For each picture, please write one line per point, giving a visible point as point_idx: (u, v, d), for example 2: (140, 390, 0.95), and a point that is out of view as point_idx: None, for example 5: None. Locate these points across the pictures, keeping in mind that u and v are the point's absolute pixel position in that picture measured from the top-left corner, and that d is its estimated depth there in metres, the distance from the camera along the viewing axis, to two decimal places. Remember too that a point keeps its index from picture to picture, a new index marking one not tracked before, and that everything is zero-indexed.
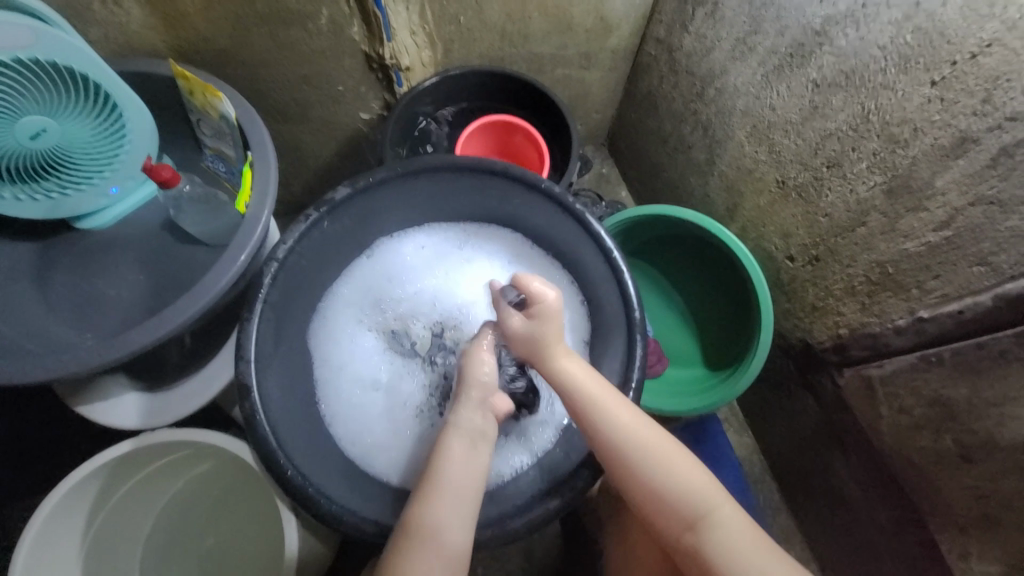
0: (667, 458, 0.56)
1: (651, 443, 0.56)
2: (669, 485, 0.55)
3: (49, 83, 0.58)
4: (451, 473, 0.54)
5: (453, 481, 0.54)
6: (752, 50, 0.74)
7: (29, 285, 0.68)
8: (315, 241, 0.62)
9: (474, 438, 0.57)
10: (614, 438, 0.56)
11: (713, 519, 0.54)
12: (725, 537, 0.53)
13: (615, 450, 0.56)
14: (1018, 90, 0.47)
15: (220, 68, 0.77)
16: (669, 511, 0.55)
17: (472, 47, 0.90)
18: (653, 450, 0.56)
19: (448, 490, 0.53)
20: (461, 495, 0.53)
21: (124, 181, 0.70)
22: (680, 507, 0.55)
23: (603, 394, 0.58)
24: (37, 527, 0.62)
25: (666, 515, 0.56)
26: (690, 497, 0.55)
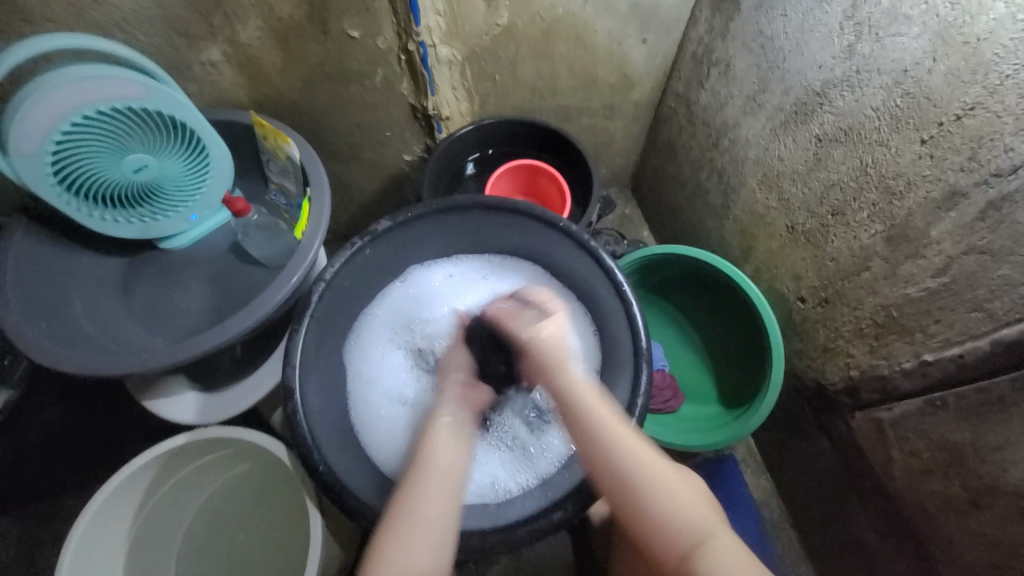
0: (671, 486, 0.55)
1: (655, 468, 0.56)
2: (670, 512, 0.54)
3: (151, 126, 0.70)
4: (438, 459, 0.58)
5: (439, 469, 0.58)
6: (761, 106, 0.80)
7: (115, 294, 0.79)
8: (358, 266, 0.72)
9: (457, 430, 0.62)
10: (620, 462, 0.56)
11: (714, 547, 0.52)
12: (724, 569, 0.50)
13: (621, 472, 0.56)
14: (1001, 149, 0.51)
15: (288, 116, 0.90)
16: (669, 537, 0.53)
17: (506, 100, 1.01)
18: (660, 477, 0.56)
19: (433, 480, 0.57)
20: (445, 478, 0.57)
21: (203, 209, 0.82)
22: (682, 535, 0.53)
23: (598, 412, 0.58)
24: (98, 506, 0.69)
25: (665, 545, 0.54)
26: (691, 524, 0.53)
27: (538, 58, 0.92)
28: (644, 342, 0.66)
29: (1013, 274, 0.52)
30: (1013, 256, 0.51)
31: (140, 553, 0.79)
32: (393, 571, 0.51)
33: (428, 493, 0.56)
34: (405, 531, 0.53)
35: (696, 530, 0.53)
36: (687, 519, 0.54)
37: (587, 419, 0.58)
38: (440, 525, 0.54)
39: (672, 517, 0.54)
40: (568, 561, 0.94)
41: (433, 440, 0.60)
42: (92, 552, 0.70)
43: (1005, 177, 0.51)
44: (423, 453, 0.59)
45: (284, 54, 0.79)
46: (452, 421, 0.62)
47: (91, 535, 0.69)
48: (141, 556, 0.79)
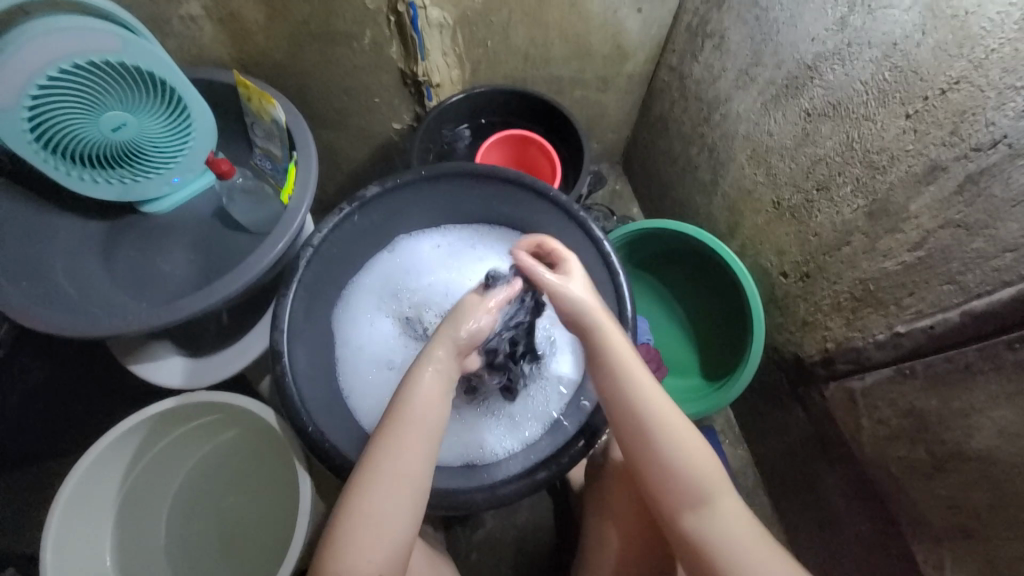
0: (692, 440, 0.58)
1: (679, 424, 0.58)
2: (685, 466, 0.57)
3: (130, 83, 0.67)
4: (419, 414, 0.55)
5: (418, 423, 0.55)
6: (753, 80, 0.80)
7: (96, 258, 0.78)
8: (346, 232, 0.71)
9: (444, 384, 0.57)
10: (649, 413, 0.58)
11: (719, 506, 0.57)
12: (724, 523, 0.56)
13: (639, 422, 0.58)
14: (982, 123, 0.52)
15: (272, 78, 0.87)
16: (681, 490, 0.57)
17: (498, 68, 0.99)
18: (681, 432, 0.58)
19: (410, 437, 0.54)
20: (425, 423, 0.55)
21: (185, 172, 0.80)
22: (692, 487, 0.57)
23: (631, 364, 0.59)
24: (84, 468, 0.69)
25: (672, 492, 0.57)
26: (702, 477, 0.57)
27: (531, 25, 0.90)
28: (630, 312, 0.68)
29: (986, 247, 0.54)
30: (986, 230, 0.53)
31: (128, 514, 0.79)
32: (365, 520, 0.51)
33: (404, 446, 0.54)
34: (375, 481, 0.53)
35: (707, 484, 0.57)
36: (699, 473, 0.57)
37: (617, 372, 0.59)
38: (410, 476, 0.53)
39: (685, 468, 0.57)
40: (550, 525, 0.97)
41: (417, 393, 0.56)
42: (79, 512, 0.71)
43: (986, 152, 0.52)
44: (409, 399, 0.56)
45: (268, 11, 0.76)
46: (440, 372, 0.57)
47: (78, 496, 0.70)
48: (129, 517, 0.80)
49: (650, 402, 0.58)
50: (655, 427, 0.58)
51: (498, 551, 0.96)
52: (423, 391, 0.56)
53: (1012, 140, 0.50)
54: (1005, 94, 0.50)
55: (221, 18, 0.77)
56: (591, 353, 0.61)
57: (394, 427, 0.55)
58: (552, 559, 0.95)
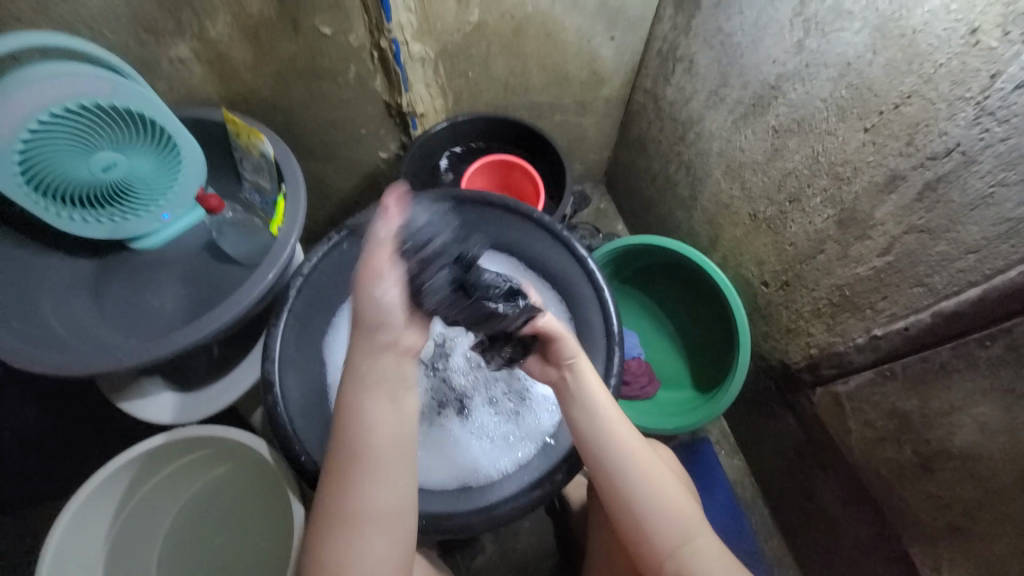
0: (664, 481, 0.57)
1: (653, 466, 0.57)
2: (662, 506, 0.55)
3: (121, 125, 0.69)
4: (370, 436, 0.49)
5: (380, 449, 0.50)
6: (723, 100, 0.84)
7: (86, 297, 0.78)
8: (337, 260, 0.72)
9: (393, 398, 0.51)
10: (619, 455, 0.57)
11: (700, 546, 0.53)
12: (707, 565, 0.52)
13: (613, 459, 0.57)
14: (935, 133, 0.55)
15: (261, 115, 0.90)
16: (660, 533, 0.54)
17: (480, 97, 1.03)
18: (653, 474, 0.57)
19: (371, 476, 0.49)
20: (381, 454, 0.50)
21: (175, 208, 0.81)
22: (667, 530, 0.54)
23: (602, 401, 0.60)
24: (73, 512, 0.68)
25: (648, 540, 0.55)
26: (677, 521, 0.54)
27: (509, 55, 0.94)
28: (616, 325, 0.70)
29: (950, 249, 0.56)
30: (948, 233, 0.56)
31: (120, 557, 0.78)
32: (347, 569, 0.47)
33: (370, 478, 0.49)
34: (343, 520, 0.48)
35: (685, 526, 0.54)
36: (676, 514, 0.55)
37: (587, 407, 0.59)
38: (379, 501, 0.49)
39: (659, 511, 0.55)
40: (551, 547, 0.96)
41: (367, 417, 0.50)
42: (70, 558, 0.69)
43: (940, 160, 0.55)
44: (357, 434, 0.49)
45: (256, 51, 0.79)
46: (391, 390, 0.51)
47: (67, 541, 0.68)
48: (121, 561, 0.78)
49: (620, 443, 0.58)
50: (627, 470, 0.57)
51: None
52: (371, 420, 0.50)
53: (963, 148, 0.53)
54: (954, 106, 0.53)
55: (209, 59, 0.79)
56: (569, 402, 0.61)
57: (349, 469, 0.49)
58: None
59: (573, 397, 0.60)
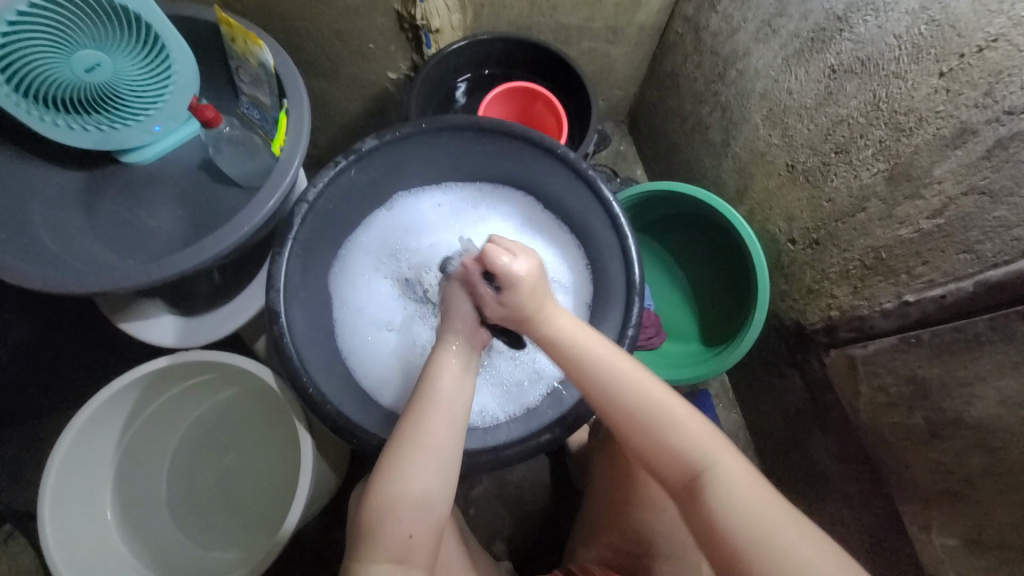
0: (677, 415, 0.54)
1: (657, 399, 0.54)
2: (677, 436, 0.54)
3: (102, 19, 0.61)
4: (437, 425, 0.53)
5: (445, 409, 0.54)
6: (775, 33, 0.75)
7: (77, 211, 0.73)
8: (343, 187, 0.67)
9: (463, 367, 0.57)
10: (626, 399, 0.54)
11: (719, 469, 0.52)
12: (729, 488, 0.51)
13: (616, 401, 0.55)
14: (1017, 84, 0.49)
15: (259, 19, 0.80)
16: (678, 462, 0.54)
17: (502, 13, 0.93)
18: (664, 411, 0.54)
19: (429, 444, 0.52)
20: (442, 447, 0.52)
21: (166, 120, 0.74)
22: (684, 460, 0.53)
23: (589, 345, 0.56)
24: (79, 426, 0.68)
25: (668, 469, 0.55)
26: (694, 449, 0.53)
27: None
28: (638, 275, 0.66)
29: (1009, 216, 0.52)
30: (1011, 198, 0.52)
31: (128, 469, 0.80)
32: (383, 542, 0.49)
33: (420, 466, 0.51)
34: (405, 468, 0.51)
35: (702, 450, 0.53)
36: (692, 441, 0.53)
37: (575, 356, 0.55)
38: (441, 455, 0.52)
39: (676, 442, 0.54)
40: (546, 483, 1.00)
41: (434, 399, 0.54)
42: (77, 467, 0.70)
43: (1019, 116, 0.50)
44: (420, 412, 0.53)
45: None
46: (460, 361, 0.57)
47: (73, 454, 0.69)
48: (128, 471, 0.80)
49: (624, 387, 0.54)
50: (636, 410, 0.54)
51: (495, 508, 0.98)
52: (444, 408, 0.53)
53: None
54: None
55: None
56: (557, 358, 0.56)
57: (408, 444, 0.52)
58: (547, 515, 0.98)
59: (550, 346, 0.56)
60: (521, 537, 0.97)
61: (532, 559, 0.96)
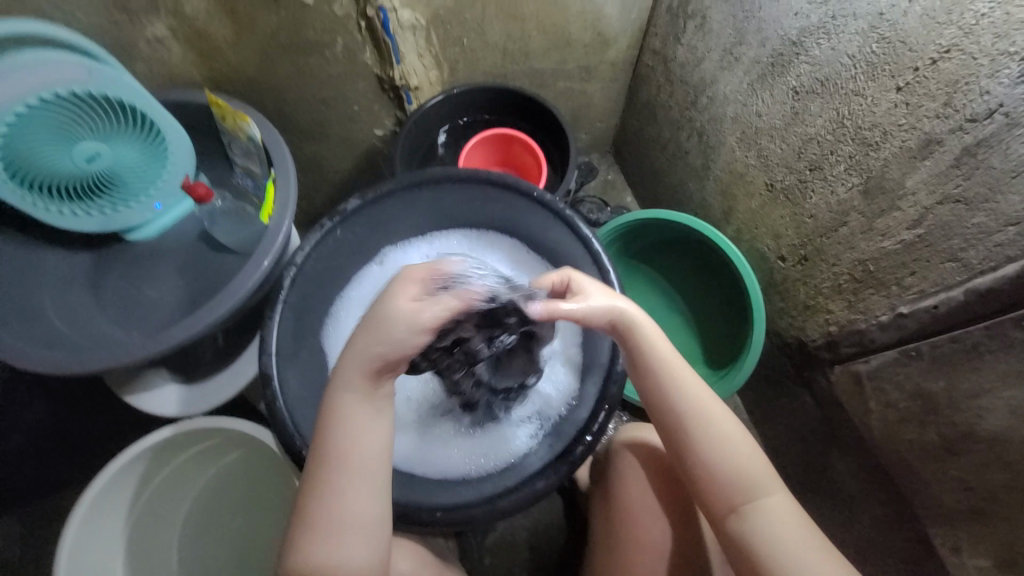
0: (741, 448, 0.55)
1: (723, 423, 0.56)
2: (730, 462, 0.55)
3: (101, 113, 0.66)
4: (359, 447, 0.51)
5: (360, 461, 0.51)
6: (738, 60, 0.77)
7: (86, 290, 0.77)
8: (330, 248, 0.70)
9: (372, 412, 0.52)
10: (689, 413, 0.56)
11: (765, 505, 0.53)
12: (770, 523, 0.53)
13: (682, 415, 0.57)
14: (976, 92, 0.50)
15: (248, 95, 0.86)
16: (725, 488, 0.55)
17: (477, 66, 0.97)
18: (727, 439, 0.56)
19: (355, 464, 0.51)
20: (365, 462, 0.52)
21: (166, 197, 0.78)
22: (733, 489, 0.54)
23: (672, 362, 0.58)
24: (87, 502, 0.69)
25: (711, 490, 0.55)
26: (748, 482, 0.54)
27: (506, 19, 0.88)
28: None
29: (988, 222, 0.52)
30: (987, 204, 0.51)
31: (140, 540, 0.80)
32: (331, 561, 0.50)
33: (350, 486, 0.51)
34: (321, 531, 0.50)
35: (754, 482, 0.54)
36: (745, 470, 0.55)
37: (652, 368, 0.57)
38: (362, 478, 0.51)
39: (728, 467, 0.55)
40: (561, 524, 0.97)
41: (347, 416, 0.52)
42: (88, 543, 0.71)
43: (981, 123, 0.50)
44: (336, 439, 0.51)
45: (235, 26, 0.74)
46: (363, 401, 0.52)
47: (84, 530, 0.70)
48: (140, 542, 0.80)
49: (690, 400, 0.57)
50: (697, 431, 0.56)
51: (509, 553, 0.95)
52: (359, 424, 0.52)
53: (1008, 109, 0.48)
54: (998, 61, 0.47)
55: (188, 38, 0.75)
56: (634, 362, 0.58)
57: (336, 466, 0.51)
58: (564, 558, 0.95)
59: (631, 352, 0.58)
60: None
61: None
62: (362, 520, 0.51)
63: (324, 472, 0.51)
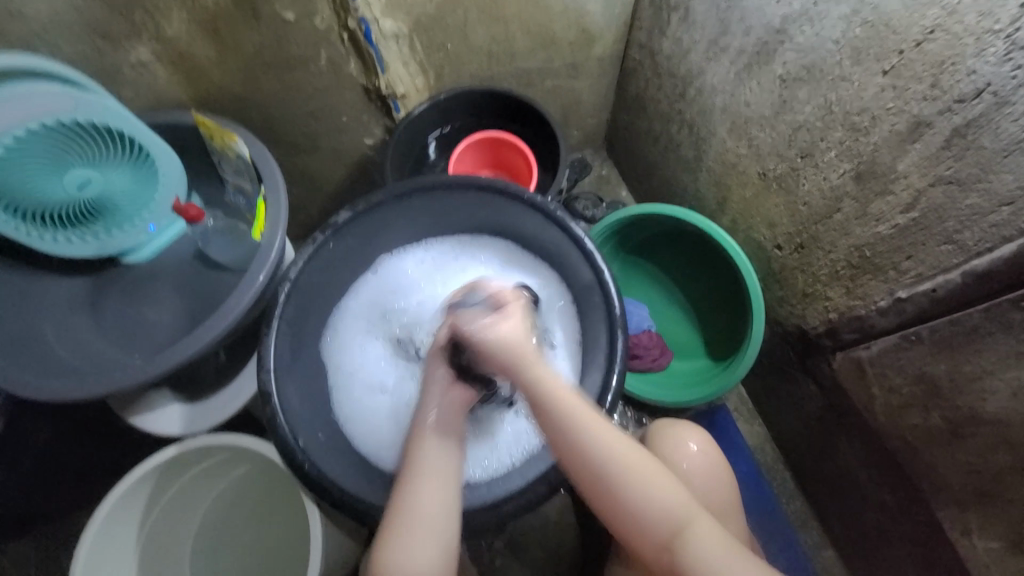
0: (655, 480, 0.54)
1: (633, 463, 0.54)
2: (654, 502, 0.53)
3: (88, 140, 0.66)
4: (433, 461, 0.56)
5: (437, 461, 0.56)
6: (724, 50, 0.76)
7: (85, 315, 0.77)
8: (323, 261, 0.69)
9: (450, 429, 0.58)
10: (599, 464, 0.53)
11: (694, 534, 0.52)
12: (702, 554, 0.51)
13: (596, 471, 0.54)
14: (963, 72, 0.49)
15: (236, 113, 0.86)
16: (653, 528, 0.53)
17: (463, 70, 0.97)
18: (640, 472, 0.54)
19: (431, 475, 0.55)
20: (445, 475, 0.55)
21: (161, 219, 0.79)
22: (660, 526, 0.53)
23: (569, 412, 0.54)
24: (99, 523, 0.70)
25: (645, 531, 0.54)
26: (669, 517, 0.53)
27: (489, 22, 0.88)
28: (619, 307, 0.65)
29: (981, 202, 0.51)
30: (980, 184, 0.51)
31: (152, 559, 0.81)
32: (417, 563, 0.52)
33: (429, 498, 0.54)
34: (405, 534, 0.53)
35: (678, 516, 0.53)
36: (669, 507, 0.53)
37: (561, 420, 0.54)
38: (444, 491, 0.55)
39: (652, 507, 0.53)
40: (570, 523, 0.97)
41: (433, 441, 0.57)
42: (101, 564, 0.72)
43: (969, 103, 0.50)
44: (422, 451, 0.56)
45: (219, 46, 0.75)
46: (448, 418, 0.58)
47: (97, 551, 0.71)
48: (153, 561, 0.81)
49: (597, 451, 0.54)
50: (613, 473, 0.54)
51: (520, 555, 0.96)
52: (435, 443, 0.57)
53: (995, 88, 0.48)
54: (983, 40, 0.47)
55: (172, 59, 0.75)
56: (540, 414, 0.55)
57: (422, 477, 0.55)
58: (576, 558, 0.95)
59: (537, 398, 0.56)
60: None
61: None
62: (440, 526, 0.54)
63: (412, 481, 0.55)
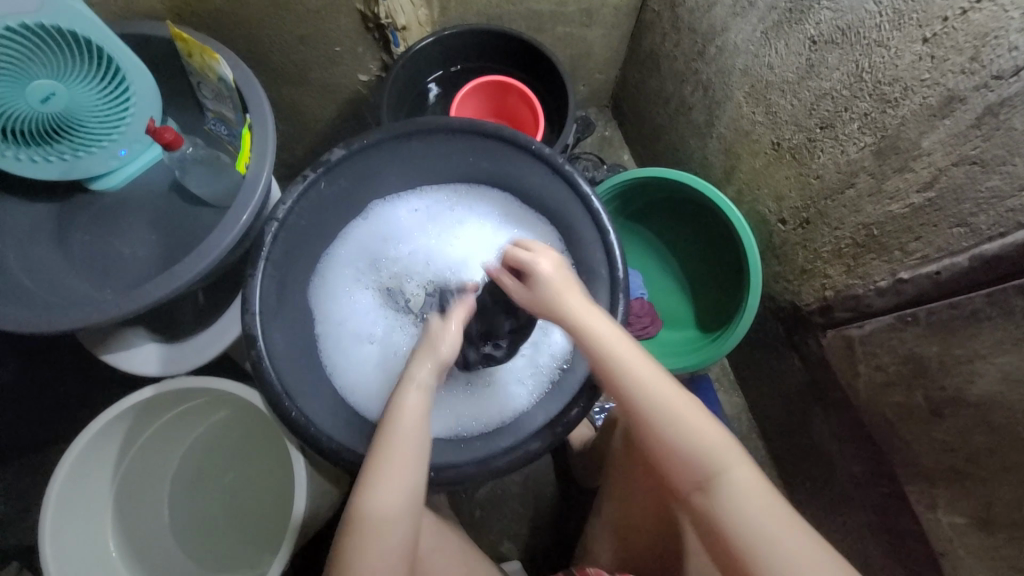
0: (693, 416, 0.52)
1: (672, 394, 0.53)
2: (689, 441, 0.51)
3: (50, 46, 0.59)
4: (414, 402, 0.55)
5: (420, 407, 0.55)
6: (753, 5, 0.72)
7: (49, 243, 0.72)
8: (312, 202, 0.65)
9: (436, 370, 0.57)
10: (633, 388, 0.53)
11: (728, 477, 0.49)
12: (735, 496, 0.48)
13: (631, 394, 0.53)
14: (1005, 47, 0.47)
15: (216, 30, 0.78)
16: (687, 463, 0.51)
17: (469, 5, 0.89)
18: (672, 402, 0.53)
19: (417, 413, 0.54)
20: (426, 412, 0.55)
21: (132, 143, 0.72)
22: (693, 464, 0.50)
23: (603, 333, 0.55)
24: (70, 461, 0.67)
25: (677, 469, 0.51)
26: (705, 451, 0.50)
27: None
28: (621, 271, 0.64)
29: (1002, 186, 0.50)
30: (1004, 166, 0.50)
31: (128, 496, 0.79)
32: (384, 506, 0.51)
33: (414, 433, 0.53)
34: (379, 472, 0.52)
35: (712, 458, 0.50)
36: (704, 446, 0.50)
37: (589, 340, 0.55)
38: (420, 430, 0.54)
39: (687, 444, 0.51)
40: (549, 479, 0.99)
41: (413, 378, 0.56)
42: (75, 500, 0.70)
43: (1007, 80, 0.48)
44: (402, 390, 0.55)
45: None
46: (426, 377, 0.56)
47: (70, 488, 0.68)
48: (128, 499, 0.79)
49: (633, 378, 0.53)
50: (651, 402, 0.52)
51: (499, 507, 0.98)
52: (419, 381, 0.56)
53: None
54: None
55: None
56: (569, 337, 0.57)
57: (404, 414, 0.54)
58: (552, 511, 0.98)
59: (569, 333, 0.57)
60: (528, 534, 0.97)
61: (539, 554, 0.96)
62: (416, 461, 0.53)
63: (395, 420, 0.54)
